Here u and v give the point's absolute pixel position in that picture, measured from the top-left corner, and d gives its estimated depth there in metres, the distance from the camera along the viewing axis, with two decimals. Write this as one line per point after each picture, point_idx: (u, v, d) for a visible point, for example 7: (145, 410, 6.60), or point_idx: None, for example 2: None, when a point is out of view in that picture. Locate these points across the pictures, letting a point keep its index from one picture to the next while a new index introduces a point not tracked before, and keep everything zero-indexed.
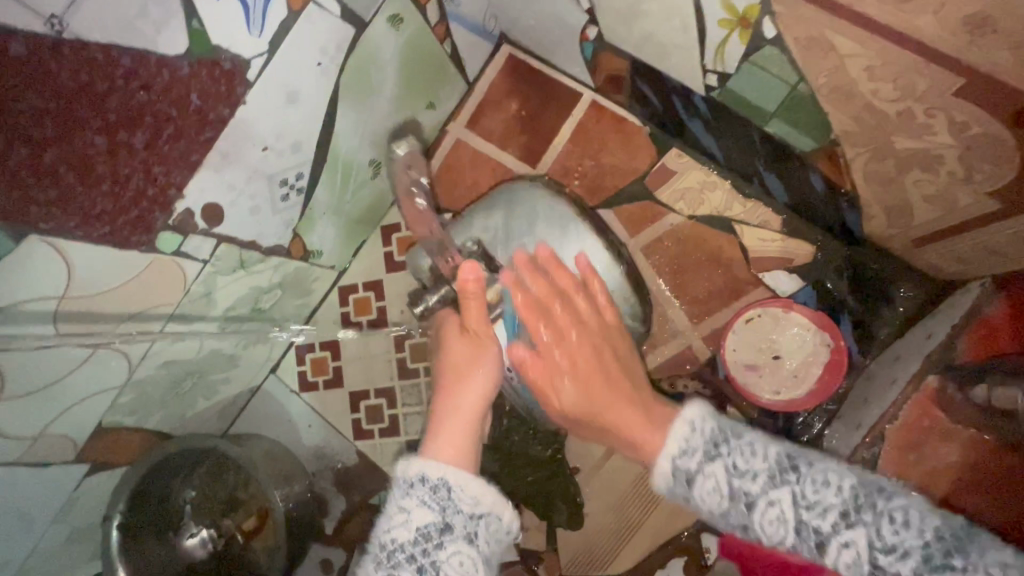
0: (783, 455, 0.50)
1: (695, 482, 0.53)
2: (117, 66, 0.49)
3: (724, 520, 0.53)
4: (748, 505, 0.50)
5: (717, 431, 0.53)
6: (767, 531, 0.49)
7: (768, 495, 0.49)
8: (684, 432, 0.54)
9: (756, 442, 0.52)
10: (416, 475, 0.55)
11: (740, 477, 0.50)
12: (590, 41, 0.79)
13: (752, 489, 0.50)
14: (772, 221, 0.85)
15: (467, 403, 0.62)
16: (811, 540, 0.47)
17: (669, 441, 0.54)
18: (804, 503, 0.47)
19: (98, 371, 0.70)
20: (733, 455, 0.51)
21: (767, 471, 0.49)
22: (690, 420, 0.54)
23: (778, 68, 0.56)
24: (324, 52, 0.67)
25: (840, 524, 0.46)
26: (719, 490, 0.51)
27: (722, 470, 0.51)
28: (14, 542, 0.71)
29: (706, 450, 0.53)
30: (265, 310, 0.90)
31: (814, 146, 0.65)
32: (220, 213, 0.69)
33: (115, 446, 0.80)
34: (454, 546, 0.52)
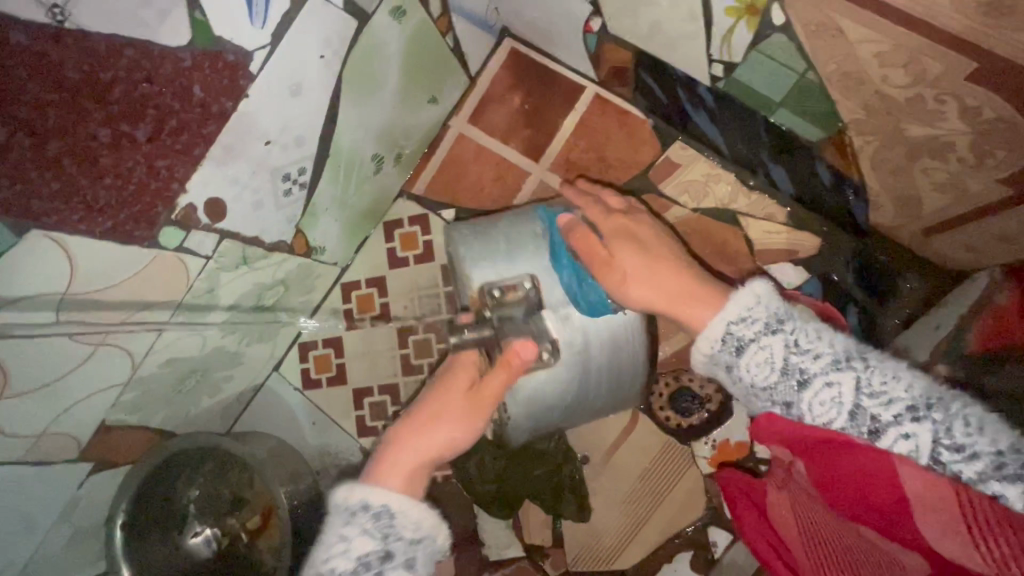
0: (852, 349, 0.47)
1: (747, 350, 0.50)
2: (120, 57, 0.49)
3: (764, 396, 0.51)
4: (800, 382, 0.47)
5: (784, 312, 0.51)
6: (815, 411, 0.46)
7: (826, 374, 0.46)
8: (748, 303, 0.51)
9: (821, 330, 0.49)
10: (357, 500, 0.49)
11: (800, 355, 0.48)
12: (594, 32, 0.79)
13: (809, 367, 0.47)
14: (778, 213, 0.84)
15: (429, 445, 0.56)
16: (866, 427, 0.43)
17: (729, 307, 0.52)
18: (866, 391, 0.44)
19: (101, 369, 0.69)
20: (796, 333, 0.49)
21: (832, 353, 0.47)
22: (757, 292, 0.51)
23: (786, 56, 0.55)
24: (326, 44, 0.67)
25: (905, 416, 0.41)
26: (770, 362, 0.49)
27: (780, 344, 0.49)
28: (18, 542, 0.70)
29: (766, 324, 0.50)
30: (268, 306, 0.89)
31: (822, 135, 0.64)
32: (223, 208, 0.68)
33: (118, 444, 0.79)
34: (393, 575, 0.47)
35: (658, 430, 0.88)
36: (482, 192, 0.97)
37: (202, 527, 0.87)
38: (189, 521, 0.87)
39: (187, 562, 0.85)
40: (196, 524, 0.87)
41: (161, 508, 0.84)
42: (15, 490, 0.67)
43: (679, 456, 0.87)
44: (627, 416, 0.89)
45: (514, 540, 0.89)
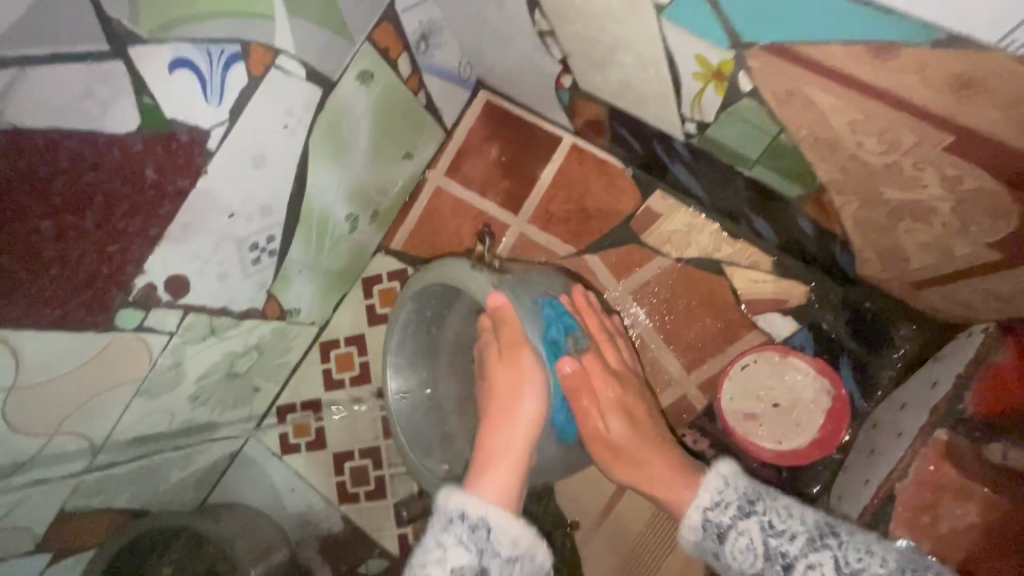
0: (821, 521, 0.50)
1: (727, 537, 0.53)
2: (61, 149, 0.47)
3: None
4: (785, 567, 0.49)
5: (751, 489, 0.54)
6: None
7: (808, 556, 0.48)
8: (717, 488, 0.55)
9: (792, 504, 0.52)
10: (455, 511, 0.55)
11: (777, 536, 0.50)
12: (566, 88, 0.78)
13: (789, 550, 0.49)
14: (763, 262, 0.82)
15: (512, 443, 0.64)
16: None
17: (701, 493, 0.56)
18: (847, 571, 0.47)
19: (56, 458, 0.66)
20: (769, 513, 0.52)
21: (807, 533, 0.49)
22: (723, 474, 0.56)
23: (757, 118, 0.54)
24: (290, 114, 0.65)
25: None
26: (753, 549, 0.51)
27: (757, 528, 0.51)
28: None
29: (739, 507, 0.53)
30: (241, 373, 0.86)
31: (801, 192, 0.62)
32: (185, 283, 0.66)
33: (81, 530, 0.75)
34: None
35: (649, 494, 0.82)
36: (461, 246, 0.95)
37: None
38: None
39: None
40: None
41: None
42: None
43: (673, 522, 0.81)
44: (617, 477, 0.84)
45: None
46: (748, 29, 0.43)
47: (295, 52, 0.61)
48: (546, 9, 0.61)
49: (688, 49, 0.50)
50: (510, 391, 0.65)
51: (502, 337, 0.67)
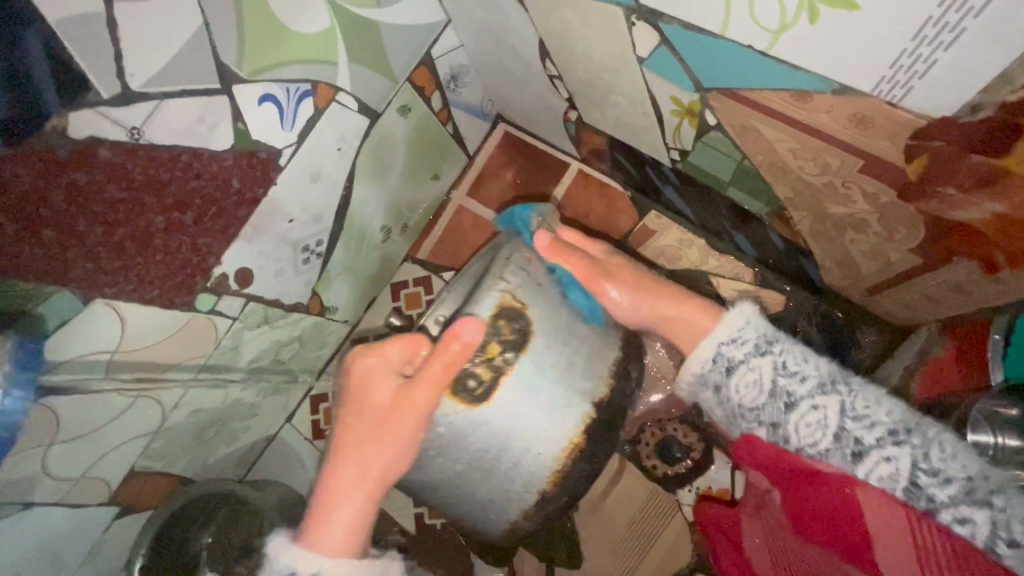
0: (830, 373, 0.57)
1: (737, 371, 0.61)
2: (178, 160, 0.60)
3: (751, 416, 0.61)
4: (787, 405, 0.57)
5: (771, 333, 0.62)
6: (802, 431, 0.56)
7: (814, 397, 0.56)
8: (738, 324, 0.63)
9: (805, 352, 0.59)
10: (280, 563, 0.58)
11: (786, 376, 0.58)
12: (572, 121, 0.91)
13: (797, 391, 0.57)
14: (745, 274, 0.93)
15: (377, 463, 0.65)
16: (848, 448, 0.52)
17: (721, 330, 0.64)
18: (850, 415, 0.53)
19: (135, 418, 0.77)
20: (783, 355, 0.59)
21: (817, 378, 0.57)
22: (746, 316, 0.63)
23: (724, 147, 0.66)
24: (343, 139, 0.80)
25: (886, 440, 0.51)
26: (760, 384, 0.60)
27: (769, 366, 0.59)
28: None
29: (755, 346, 0.61)
30: (285, 361, 0.99)
31: (767, 209, 0.74)
32: (251, 276, 0.79)
33: (143, 489, 0.87)
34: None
35: (644, 478, 0.93)
36: None
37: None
38: None
39: None
40: None
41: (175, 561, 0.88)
42: (51, 527, 0.75)
43: (664, 502, 0.92)
44: (617, 463, 0.94)
45: None
46: (707, 77, 0.56)
47: (350, 89, 0.76)
48: (554, 58, 0.75)
49: (665, 92, 0.63)
50: (377, 429, 0.65)
51: (433, 363, 0.64)
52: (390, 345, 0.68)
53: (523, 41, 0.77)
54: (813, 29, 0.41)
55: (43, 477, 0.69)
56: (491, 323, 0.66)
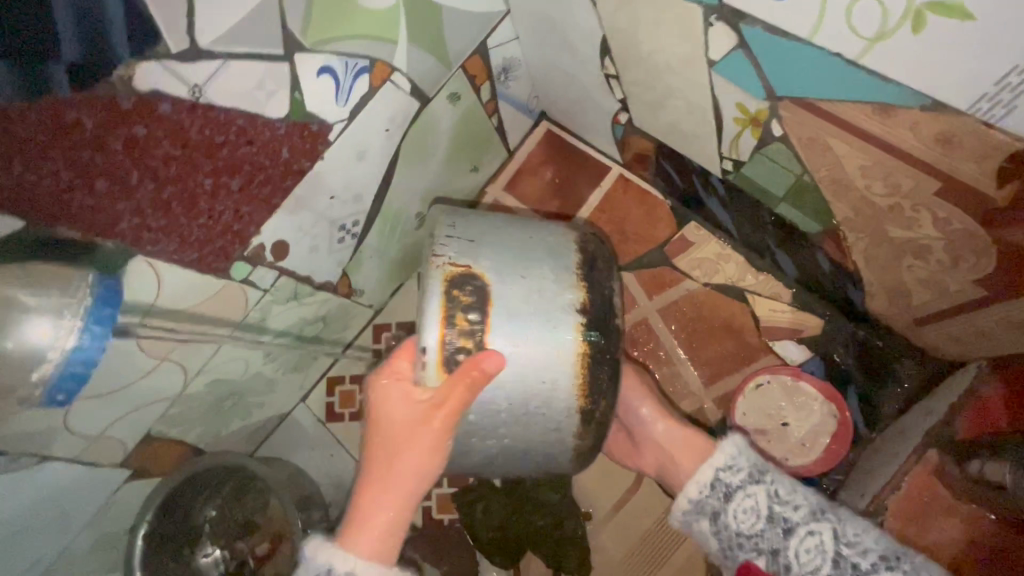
0: (815, 501, 0.60)
1: (734, 496, 0.63)
2: (233, 124, 0.60)
3: (788, 574, 0.58)
4: (786, 530, 0.59)
5: (760, 463, 0.64)
6: (803, 558, 0.58)
7: (808, 524, 0.58)
8: (729, 456, 0.64)
9: (791, 483, 0.62)
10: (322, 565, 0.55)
11: (781, 504, 0.60)
12: (621, 123, 0.90)
13: (792, 517, 0.59)
14: (783, 293, 0.91)
15: (411, 468, 0.57)
16: (849, 573, 0.55)
17: (716, 456, 0.65)
18: (843, 540, 0.56)
19: (157, 382, 0.76)
20: (775, 484, 0.62)
21: (809, 506, 0.59)
22: (731, 452, 0.65)
23: (785, 160, 0.65)
24: (392, 120, 0.79)
25: (880, 565, 0.54)
26: (756, 510, 0.61)
27: (764, 493, 0.61)
28: (48, 529, 0.78)
29: (749, 474, 0.63)
30: (308, 340, 0.98)
31: (819, 228, 0.72)
32: (286, 249, 0.79)
33: (155, 454, 0.86)
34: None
35: (661, 493, 0.91)
36: None
37: (211, 549, 0.95)
38: (201, 541, 0.94)
39: None
40: (207, 545, 0.95)
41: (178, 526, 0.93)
42: (65, 483, 0.75)
43: None
44: (634, 475, 0.92)
45: None
46: (781, 86, 0.54)
47: (406, 70, 0.75)
48: (615, 56, 0.74)
49: (731, 97, 0.62)
50: (422, 444, 0.57)
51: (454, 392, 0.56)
52: (399, 358, 0.60)
53: (583, 37, 0.75)
54: (916, 39, 0.40)
55: (62, 432, 0.69)
56: (447, 302, 0.58)
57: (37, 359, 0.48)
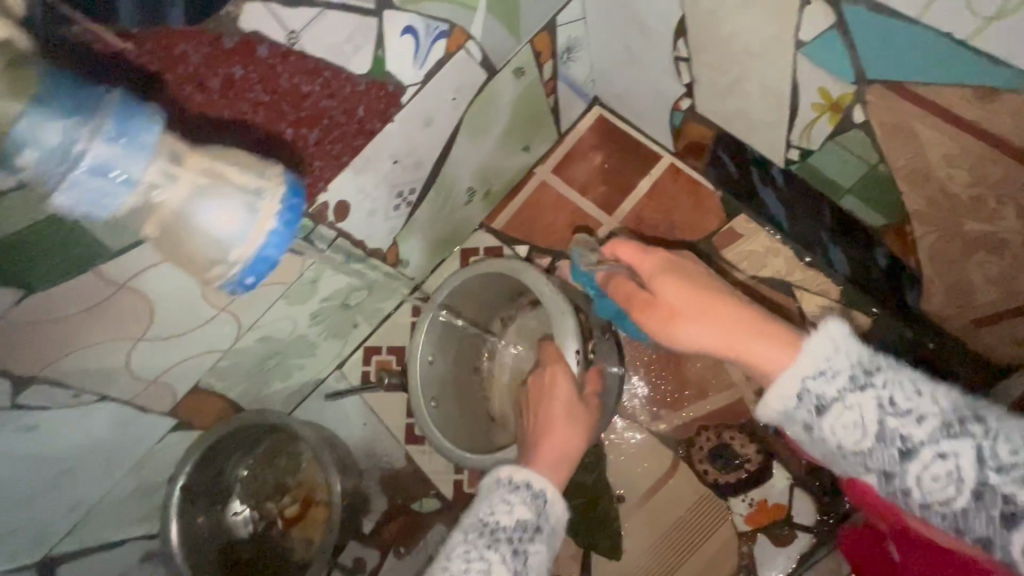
0: (863, 354, 0.50)
1: (830, 410, 0.50)
2: (319, 76, 0.60)
3: (853, 460, 0.50)
4: (905, 452, 0.47)
5: (869, 358, 0.50)
6: (930, 486, 0.47)
7: (938, 445, 0.46)
8: (825, 355, 0.50)
9: (909, 380, 0.48)
10: (522, 480, 0.64)
11: (896, 417, 0.48)
12: (681, 111, 0.90)
13: (914, 434, 0.47)
14: (831, 290, 0.91)
15: (565, 435, 0.72)
16: (896, 447, 0.48)
17: (803, 359, 0.51)
18: (891, 411, 0.48)
19: (214, 333, 0.77)
20: (889, 389, 0.48)
21: (938, 418, 0.46)
22: (834, 341, 0.50)
23: (859, 147, 0.65)
24: (460, 90, 0.79)
25: (940, 435, 0.46)
26: (806, 401, 0.51)
27: (874, 403, 0.48)
28: (95, 470, 0.79)
29: (851, 379, 0.50)
30: (351, 306, 0.98)
31: (884, 222, 0.72)
32: (347, 210, 0.79)
33: (199, 407, 0.87)
34: (539, 546, 0.61)
35: (697, 481, 0.91)
36: (556, 235, 1.07)
37: (243, 508, 1.00)
38: (233, 498, 1.00)
39: (225, 537, 0.97)
40: (238, 503, 1.00)
41: (213, 482, 0.96)
42: (117, 426, 0.76)
43: (716, 507, 0.90)
44: (670, 462, 0.92)
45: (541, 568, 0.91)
46: (875, 67, 0.55)
47: (480, 39, 0.75)
48: (690, 38, 0.74)
49: (813, 82, 0.62)
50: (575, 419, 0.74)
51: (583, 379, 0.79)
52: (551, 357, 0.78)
53: (658, 18, 0.75)
54: None
55: (123, 373, 0.70)
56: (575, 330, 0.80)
57: (216, 249, 0.42)
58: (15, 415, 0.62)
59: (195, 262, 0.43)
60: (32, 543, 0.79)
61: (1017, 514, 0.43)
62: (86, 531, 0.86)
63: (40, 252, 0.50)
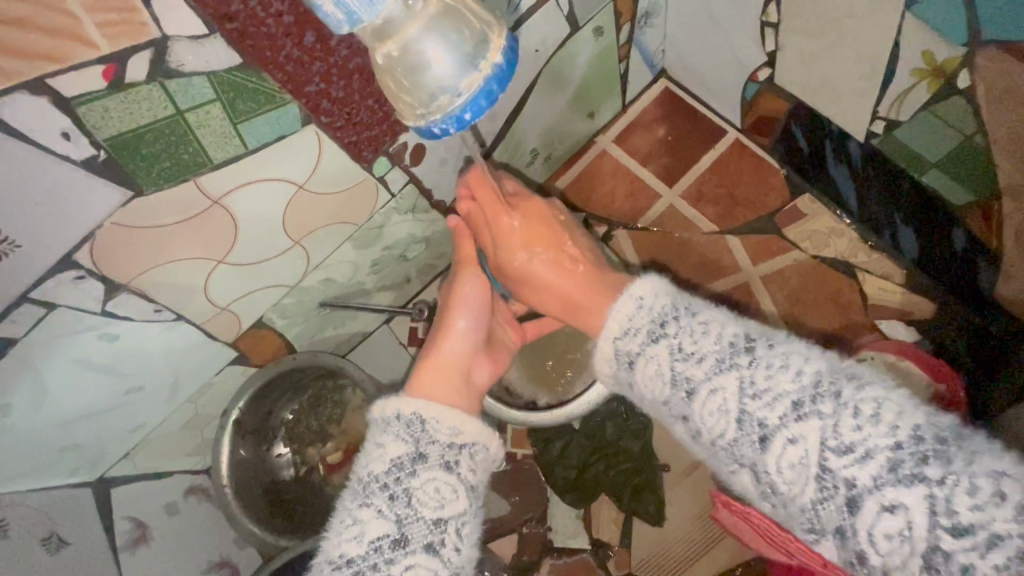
0: (739, 337, 0.47)
1: (637, 364, 0.51)
2: None
3: (727, 456, 0.46)
4: (762, 440, 0.43)
5: (671, 308, 0.51)
6: (784, 474, 0.42)
7: (788, 429, 0.42)
8: (629, 312, 0.52)
9: (791, 359, 0.44)
10: (391, 412, 0.50)
11: (755, 399, 0.43)
12: (758, 82, 0.88)
13: (770, 418, 0.43)
14: (895, 274, 0.92)
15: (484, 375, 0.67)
16: (755, 434, 0.43)
17: (613, 322, 0.53)
18: (750, 393, 0.44)
19: (286, 266, 0.78)
20: (679, 336, 0.49)
21: (794, 396, 0.42)
22: (638, 297, 0.52)
23: (958, 117, 0.66)
24: (544, 42, 0.78)
25: (791, 418, 0.42)
26: (661, 375, 0.49)
27: (735, 384, 0.45)
28: (160, 392, 0.81)
29: (650, 332, 0.51)
30: (409, 259, 0.98)
31: (968, 198, 0.74)
32: (423, 155, 0.78)
33: (257, 344, 0.88)
34: (427, 474, 0.48)
35: None
36: (613, 204, 1.05)
37: (285, 450, 0.99)
38: (276, 440, 0.99)
39: (269, 476, 0.97)
40: (281, 445, 0.99)
41: (261, 421, 0.97)
42: (186, 350, 0.77)
43: None
44: None
45: (581, 531, 0.93)
46: (990, 27, 0.57)
47: None
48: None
49: (917, 46, 0.63)
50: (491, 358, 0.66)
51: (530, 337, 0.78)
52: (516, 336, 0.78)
53: None
54: None
55: (202, 296, 0.71)
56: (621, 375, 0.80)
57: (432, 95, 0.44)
58: (104, 320, 0.64)
59: (412, 94, 0.44)
60: (91, 462, 0.82)
61: (857, 500, 0.39)
62: (139, 456, 0.88)
63: (157, 151, 0.52)
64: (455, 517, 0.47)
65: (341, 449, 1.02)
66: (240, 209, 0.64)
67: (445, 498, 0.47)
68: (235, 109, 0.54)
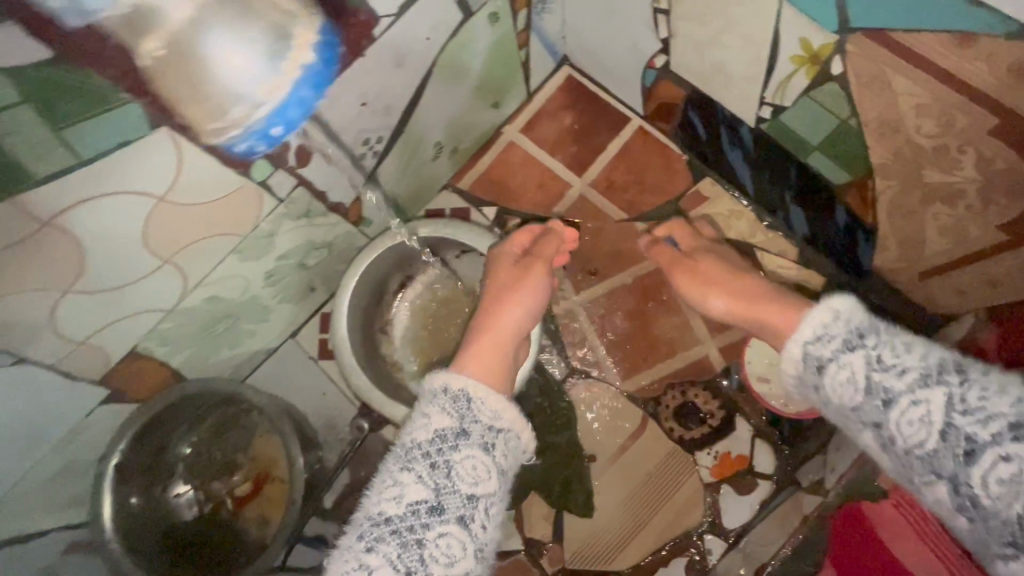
0: (947, 358, 0.46)
1: (828, 370, 0.52)
2: None
3: (923, 465, 0.45)
4: (968, 454, 0.43)
5: (864, 325, 0.52)
6: (993, 490, 0.42)
7: (1003, 447, 0.41)
8: (826, 322, 0.53)
9: (1006, 380, 0.43)
10: (440, 386, 0.57)
11: (964, 414, 0.43)
12: (655, 69, 0.89)
13: (978, 436, 0.42)
14: (789, 251, 0.98)
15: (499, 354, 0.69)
16: (961, 447, 0.43)
17: (805, 328, 0.55)
18: (959, 408, 0.43)
19: (155, 288, 0.68)
20: (881, 347, 0.49)
21: (1011, 417, 0.41)
22: (837, 309, 0.53)
23: (836, 104, 0.69)
24: (433, 29, 0.71)
25: (1006, 436, 0.41)
26: (855, 382, 0.50)
27: (942, 398, 0.44)
28: (13, 445, 0.70)
29: (845, 342, 0.52)
30: (311, 267, 0.90)
31: (848, 179, 0.79)
32: (309, 156, 0.70)
33: (137, 375, 0.78)
34: (467, 451, 0.53)
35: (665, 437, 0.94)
36: (524, 196, 1.03)
37: (186, 488, 0.91)
38: (175, 479, 0.90)
39: (168, 518, 0.89)
40: (180, 484, 0.91)
41: (154, 460, 0.87)
42: (40, 393, 0.67)
43: (683, 462, 0.93)
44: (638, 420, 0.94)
45: (512, 531, 0.92)
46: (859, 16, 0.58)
47: None
48: None
49: (796, 33, 0.65)
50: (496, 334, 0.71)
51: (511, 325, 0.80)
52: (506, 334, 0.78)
53: None
54: None
55: (49, 333, 0.61)
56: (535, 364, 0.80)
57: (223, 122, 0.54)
58: None
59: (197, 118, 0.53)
60: None
61: None
62: None
63: None
64: (486, 496, 0.52)
65: (250, 481, 0.92)
66: (77, 231, 0.54)
67: (479, 476, 0.52)
68: (54, 113, 0.45)
